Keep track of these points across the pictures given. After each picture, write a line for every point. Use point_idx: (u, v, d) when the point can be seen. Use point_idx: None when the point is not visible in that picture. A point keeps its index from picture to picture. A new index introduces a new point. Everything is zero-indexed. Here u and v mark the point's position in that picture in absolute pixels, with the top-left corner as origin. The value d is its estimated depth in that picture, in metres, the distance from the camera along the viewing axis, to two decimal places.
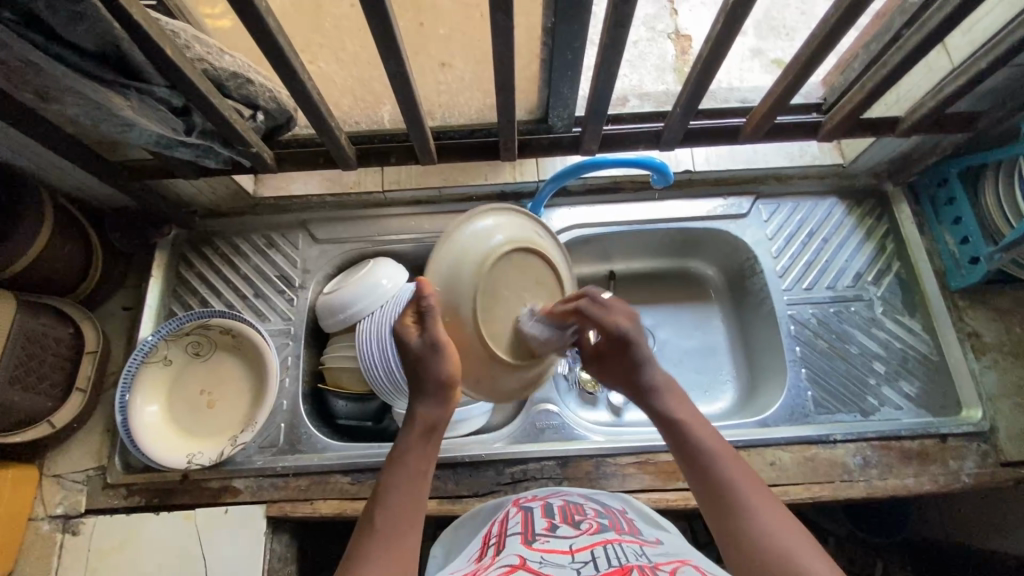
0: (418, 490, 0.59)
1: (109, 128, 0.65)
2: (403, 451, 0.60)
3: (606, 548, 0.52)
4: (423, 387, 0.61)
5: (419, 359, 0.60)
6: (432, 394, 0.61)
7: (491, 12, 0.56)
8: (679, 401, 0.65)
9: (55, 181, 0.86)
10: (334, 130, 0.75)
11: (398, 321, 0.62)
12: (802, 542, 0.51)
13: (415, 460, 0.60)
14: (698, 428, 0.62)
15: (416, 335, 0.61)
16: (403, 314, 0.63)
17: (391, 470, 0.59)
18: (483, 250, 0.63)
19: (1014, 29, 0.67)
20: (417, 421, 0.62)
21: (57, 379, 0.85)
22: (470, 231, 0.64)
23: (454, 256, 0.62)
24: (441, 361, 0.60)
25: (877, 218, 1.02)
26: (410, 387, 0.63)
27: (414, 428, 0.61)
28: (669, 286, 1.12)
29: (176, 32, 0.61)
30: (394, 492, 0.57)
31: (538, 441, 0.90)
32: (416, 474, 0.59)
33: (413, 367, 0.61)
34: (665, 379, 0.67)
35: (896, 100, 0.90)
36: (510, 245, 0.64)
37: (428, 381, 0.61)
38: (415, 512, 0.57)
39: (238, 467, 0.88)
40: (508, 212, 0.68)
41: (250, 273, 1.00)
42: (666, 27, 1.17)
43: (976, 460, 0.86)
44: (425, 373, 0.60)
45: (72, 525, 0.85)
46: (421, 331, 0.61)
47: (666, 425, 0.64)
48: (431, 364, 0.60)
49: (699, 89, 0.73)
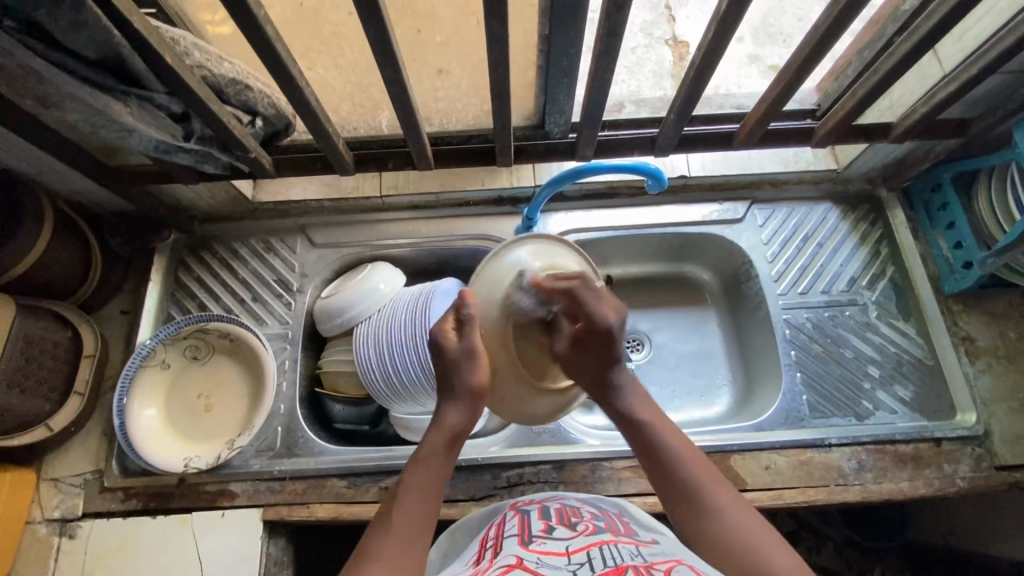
0: (435, 496, 0.58)
1: (108, 134, 0.65)
2: (425, 455, 0.61)
3: (602, 549, 0.52)
4: (454, 391, 0.63)
5: (453, 363, 0.64)
6: (463, 399, 0.63)
7: (486, 20, 0.57)
8: (644, 403, 0.66)
9: (55, 186, 0.87)
10: (332, 135, 0.76)
11: (438, 324, 0.66)
12: (776, 547, 0.53)
13: (437, 466, 0.60)
14: (664, 432, 0.63)
15: (455, 339, 0.65)
16: (444, 319, 0.67)
17: (413, 472, 0.59)
18: (517, 276, 0.70)
19: (1003, 36, 0.68)
20: (442, 427, 0.62)
21: (55, 383, 0.85)
22: (506, 260, 0.72)
23: (491, 280, 0.71)
24: (474, 368, 0.64)
25: (872, 223, 1.02)
26: (438, 389, 0.65)
27: (438, 433, 0.62)
28: (666, 291, 1.12)
29: (175, 40, 0.62)
30: (412, 495, 0.57)
31: (534, 445, 0.90)
32: (434, 481, 0.59)
33: (449, 370, 0.64)
34: (630, 380, 0.67)
35: (888, 106, 0.90)
36: (542, 272, 0.70)
37: (459, 386, 0.63)
38: (430, 518, 0.57)
39: (234, 471, 0.88)
40: (544, 244, 0.75)
41: (248, 277, 1.00)
42: (663, 34, 1.18)
43: (971, 464, 0.86)
44: (460, 378, 0.63)
45: (69, 529, 0.85)
46: (460, 335, 0.65)
47: (631, 431, 0.65)
48: (464, 369, 0.63)
49: (692, 95, 0.74)
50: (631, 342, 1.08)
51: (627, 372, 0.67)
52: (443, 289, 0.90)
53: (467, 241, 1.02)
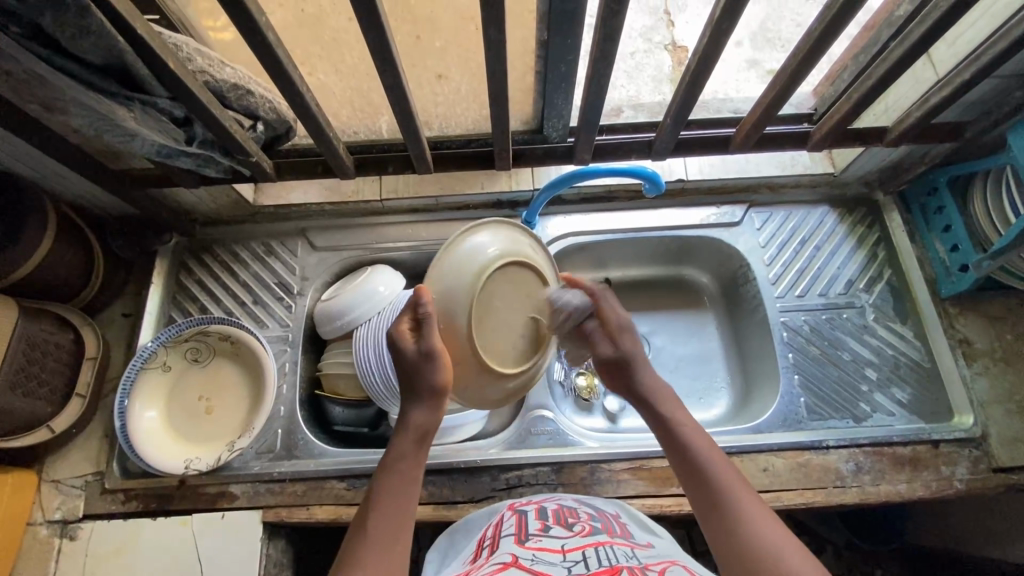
0: (408, 494, 0.59)
1: (111, 138, 0.66)
2: (391, 460, 0.61)
3: (598, 549, 0.53)
4: (415, 392, 0.62)
5: (412, 366, 0.62)
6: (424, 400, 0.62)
7: (484, 27, 0.58)
8: (676, 406, 0.66)
9: (59, 190, 0.88)
10: (333, 140, 0.77)
11: (394, 326, 0.64)
12: (793, 554, 0.51)
13: (407, 467, 0.61)
14: (695, 435, 0.63)
15: (411, 342, 0.63)
16: (401, 319, 0.65)
17: (383, 478, 0.60)
18: (477, 266, 0.66)
19: (995, 42, 0.68)
20: (407, 429, 0.63)
21: (57, 385, 0.86)
22: (466, 247, 0.67)
23: (451, 271, 0.66)
24: (434, 369, 0.62)
25: (869, 227, 1.03)
26: (401, 392, 0.64)
27: (403, 435, 0.62)
28: (664, 293, 1.13)
29: (178, 46, 0.63)
30: (386, 499, 0.58)
31: (533, 447, 0.90)
32: (406, 481, 0.60)
33: (407, 373, 0.63)
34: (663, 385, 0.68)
35: (884, 110, 0.91)
36: (502, 258, 0.68)
37: (421, 388, 0.62)
38: (406, 518, 0.58)
39: (234, 473, 0.88)
40: (502, 228, 0.71)
41: (249, 280, 1.01)
42: (662, 39, 1.19)
43: (968, 466, 0.87)
44: (420, 380, 0.62)
45: (69, 530, 0.86)
46: (417, 337, 0.63)
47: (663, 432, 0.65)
48: (424, 371, 0.62)
49: (688, 100, 0.75)
50: None
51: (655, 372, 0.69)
52: None
53: None
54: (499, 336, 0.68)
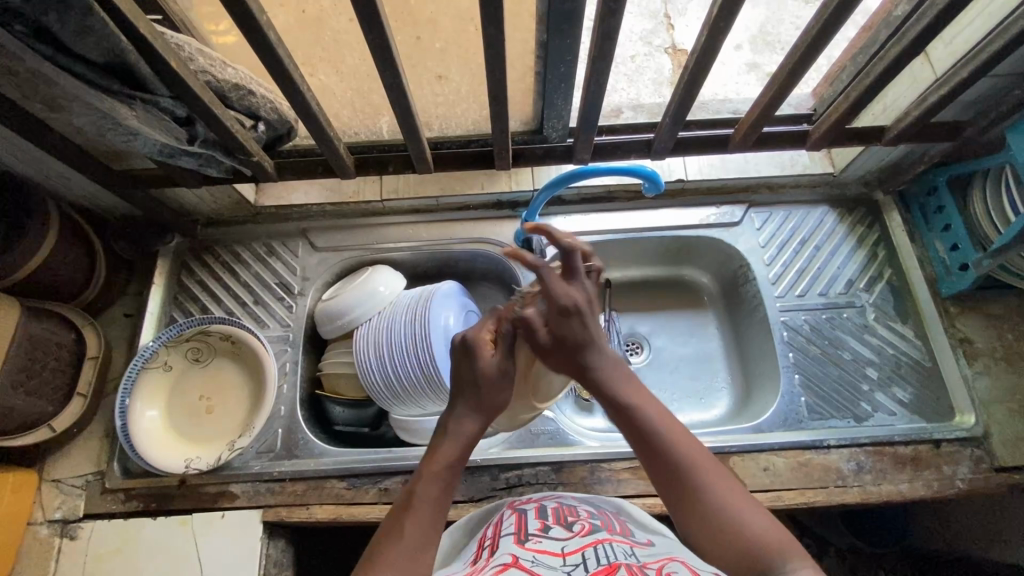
0: (445, 495, 0.58)
1: (113, 137, 0.67)
2: (433, 462, 0.59)
3: (598, 548, 0.53)
4: (479, 402, 0.63)
5: (489, 378, 0.64)
6: (484, 412, 0.64)
7: (483, 27, 0.59)
8: (620, 375, 0.66)
9: (61, 191, 0.88)
10: (333, 139, 0.77)
11: (479, 333, 0.66)
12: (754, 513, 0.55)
13: (448, 471, 0.59)
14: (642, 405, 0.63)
15: (490, 353, 0.65)
16: (482, 329, 0.68)
17: (426, 478, 0.58)
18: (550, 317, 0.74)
19: (992, 41, 0.69)
20: (454, 434, 0.62)
21: (60, 384, 0.86)
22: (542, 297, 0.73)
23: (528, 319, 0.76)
24: (505, 385, 0.65)
25: (869, 226, 1.03)
26: (459, 395, 0.64)
27: (449, 440, 0.61)
28: (664, 293, 1.13)
29: (180, 45, 0.64)
30: (423, 502, 0.56)
31: (534, 447, 0.91)
32: (447, 488, 0.58)
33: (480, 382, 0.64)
34: (605, 354, 0.67)
35: (882, 110, 0.91)
36: None
37: (487, 400, 0.64)
38: (441, 520, 0.56)
39: (235, 472, 0.88)
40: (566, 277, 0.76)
41: (250, 280, 1.01)
42: (662, 42, 1.20)
43: (970, 466, 0.86)
44: (490, 391, 0.64)
45: (70, 530, 0.86)
46: (497, 351, 0.66)
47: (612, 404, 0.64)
48: (498, 386, 0.64)
49: (685, 100, 0.75)
50: (629, 345, 1.08)
51: (609, 354, 0.67)
52: (443, 292, 0.92)
53: (467, 244, 1.04)
54: (552, 371, 0.80)
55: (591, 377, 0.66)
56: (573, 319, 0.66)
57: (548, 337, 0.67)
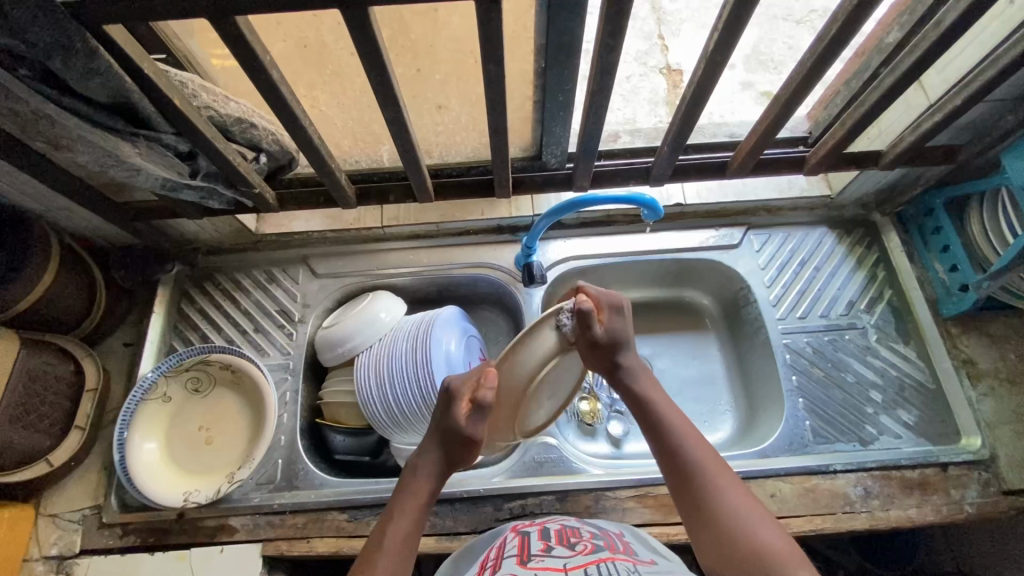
0: (413, 532, 0.63)
1: (117, 172, 0.67)
2: (403, 505, 0.65)
3: (600, 567, 0.54)
4: (445, 454, 0.70)
5: (457, 437, 0.69)
6: (446, 467, 0.70)
7: (484, 62, 0.60)
8: (656, 388, 0.73)
9: (62, 223, 0.89)
10: (335, 170, 0.77)
11: (456, 395, 0.70)
12: (762, 520, 0.58)
13: (418, 509, 0.65)
14: (670, 415, 0.69)
15: (461, 415, 0.70)
16: (465, 386, 0.71)
17: (399, 512, 0.64)
18: (533, 366, 0.69)
19: (984, 70, 0.70)
20: (424, 476, 0.68)
21: (57, 418, 0.86)
22: (532, 343, 0.69)
23: (531, 351, 0.69)
24: (470, 449, 0.71)
25: (868, 247, 1.03)
26: (429, 442, 0.71)
27: (419, 483, 0.68)
28: (665, 316, 1.13)
29: (184, 83, 0.64)
30: (392, 533, 0.62)
31: (538, 475, 0.88)
32: (416, 522, 0.64)
33: (448, 438, 0.69)
34: (639, 364, 0.73)
35: (877, 134, 0.93)
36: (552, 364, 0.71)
37: (454, 458, 0.70)
38: (409, 557, 0.61)
39: (234, 505, 0.87)
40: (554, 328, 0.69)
41: (251, 308, 1.01)
42: (657, 63, 1.21)
43: (978, 489, 0.86)
44: (456, 449, 0.70)
45: (66, 566, 0.84)
46: (469, 416, 0.69)
47: (643, 415, 0.71)
48: (463, 448, 0.70)
49: (684, 128, 0.76)
50: None
51: (637, 360, 0.73)
52: (443, 319, 0.92)
53: (468, 268, 1.04)
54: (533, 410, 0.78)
55: (625, 378, 0.72)
56: (618, 317, 0.71)
57: (600, 332, 0.69)
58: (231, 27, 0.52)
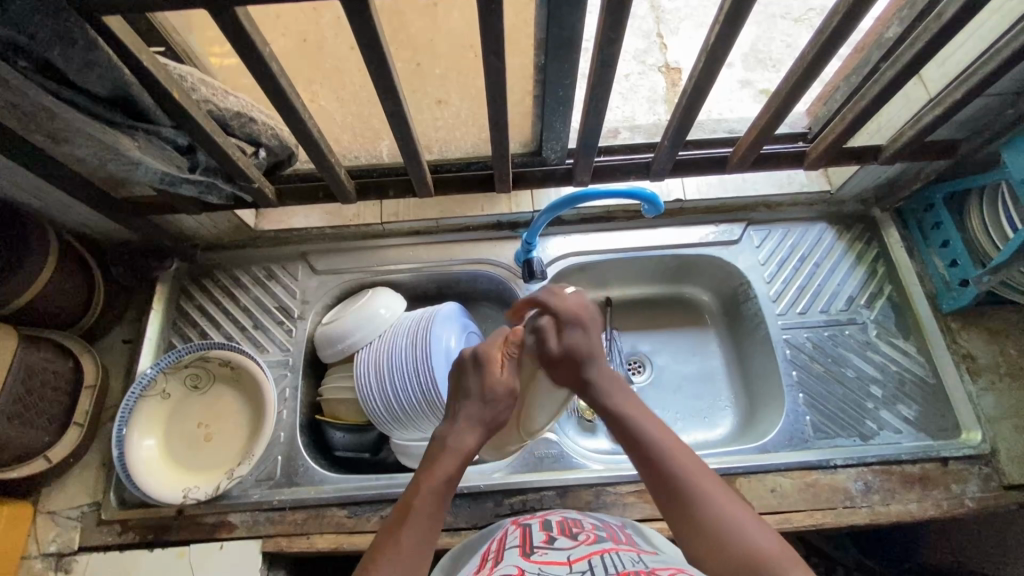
0: (440, 510, 0.60)
1: (115, 167, 0.67)
2: (430, 476, 0.62)
3: (604, 558, 0.53)
4: (482, 413, 0.68)
5: (497, 391, 0.69)
6: (483, 429, 0.67)
7: (484, 55, 0.60)
8: (626, 397, 0.69)
9: (60, 219, 0.88)
10: (335, 165, 0.77)
11: (489, 353, 0.72)
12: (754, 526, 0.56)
13: (446, 484, 0.61)
14: (643, 424, 0.66)
15: (498, 370, 0.71)
16: (493, 347, 0.73)
17: (425, 487, 0.61)
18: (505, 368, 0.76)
19: (984, 63, 0.70)
20: (455, 447, 0.65)
21: (55, 414, 0.86)
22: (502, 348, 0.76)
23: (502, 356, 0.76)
24: (510, 404, 0.70)
25: (867, 243, 1.03)
26: (462, 405, 0.69)
27: (447, 455, 0.64)
28: (665, 312, 1.13)
29: (183, 76, 0.63)
30: (418, 510, 0.58)
31: (537, 471, 0.88)
32: (441, 501, 0.60)
33: (485, 395, 0.69)
34: (609, 373, 0.71)
35: (877, 129, 0.93)
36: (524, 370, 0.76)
37: (490, 417, 0.68)
38: (433, 538, 0.58)
39: (234, 502, 0.87)
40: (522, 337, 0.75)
41: (250, 304, 1.01)
42: (655, 61, 1.21)
43: (979, 484, 0.86)
44: (495, 406, 0.69)
45: (64, 564, 0.84)
46: (506, 369, 0.71)
47: (618, 427, 0.67)
48: (503, 403, 0.69)
49: (684, 123, 0.76)
50: (631, 364, 1.07)
51: (607, 369, 0.71)
52: (443, 315, 0.91)
53: (467, 265, 1.03)
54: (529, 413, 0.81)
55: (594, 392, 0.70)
56: (577, 329, 0.71)
57: (556, 346, 0.71)
58: (230, 18, 0.51)
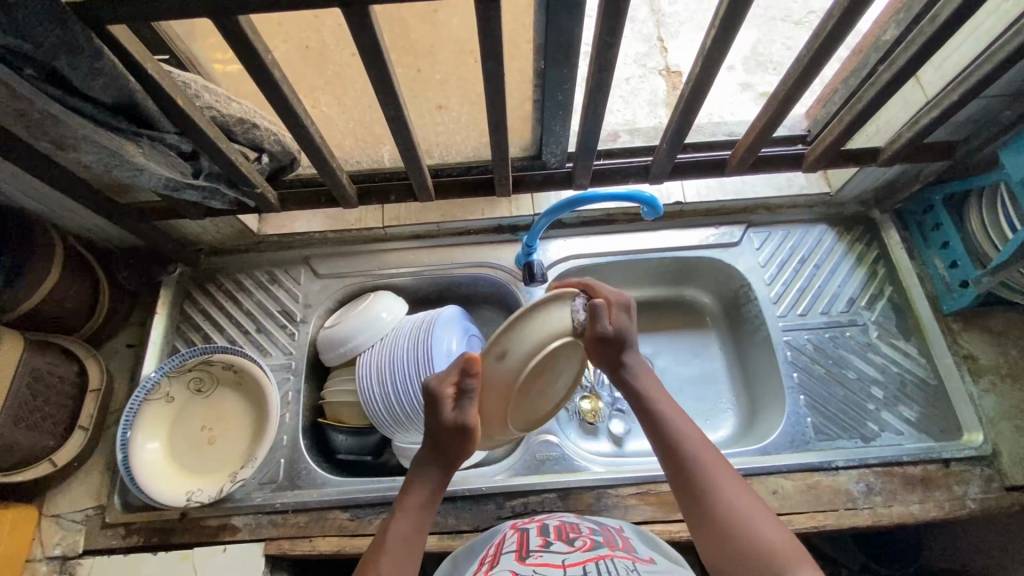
0: (417, 534, 0.63)
1: (120, 173, 0.67)
2: (405, 502, 0.66)
3: (599, 564, 0.53)
4: (440, 448, 0.68)
5: (447, 427, 0.66)
6: (443, 458, 0.68)
7: (483, 61, 0.60)
8: (657, 387, 0.72)
9: (67, 223, 0.89)
10: (336, 170, 0.78)
11: (439, 388, 0.67)
12: (759, 515, 0.59)
13: (421, 508, 0.65)
14: (671, 414, 0.69)
15: (450, 405, 0.67)
16: (446, 379, 0.68)
17: (399, 515, 0.64)
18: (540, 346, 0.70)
19: (980, 66, 0.70)
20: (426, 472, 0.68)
21: (61, 418, 0.86)
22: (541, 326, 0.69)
23: (534, 330, 0.69)
24: (463, 438, 0.67)
25: (867, 244, 1.04)
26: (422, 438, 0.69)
27: (421, 480, 0.67)
28: (666, 314, 1.13)
29: (186, 83, 0.64)
30: (394, 538, 0.62)
31: (539, 473, 0.88)
32: (418, 526, 0.64)
33: (438, 431, 0.67)
34: (642, 362, 0.73)
35: (875, 131, 0.93)
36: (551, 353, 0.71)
37: (449, 451, 0.68)
38: (413, 560, 0.62)
39: (237, 505, 0.87)
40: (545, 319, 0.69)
41: (253, 308, 1.02)
42: (656, 64, 1.22)
43: (981, 485, 0.85)
44: (448, 441, 0.67)
45: (69, 566, 0.85)
46: (456, 405, 0.67)
47: (643, 413, 0.70)
48: (456, 438, 0.67)
49: (683, 125, 0.77)
50: None
51: (640, 356, 0.73)
52: (444, 318, 0.92)
53: (468, 268, 1.04)
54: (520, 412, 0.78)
55: (625, 376, 0.72)
56: (626, 313, 0.71)
57: (610, 327, 0.69)
58: (232, 27, 0.52)
